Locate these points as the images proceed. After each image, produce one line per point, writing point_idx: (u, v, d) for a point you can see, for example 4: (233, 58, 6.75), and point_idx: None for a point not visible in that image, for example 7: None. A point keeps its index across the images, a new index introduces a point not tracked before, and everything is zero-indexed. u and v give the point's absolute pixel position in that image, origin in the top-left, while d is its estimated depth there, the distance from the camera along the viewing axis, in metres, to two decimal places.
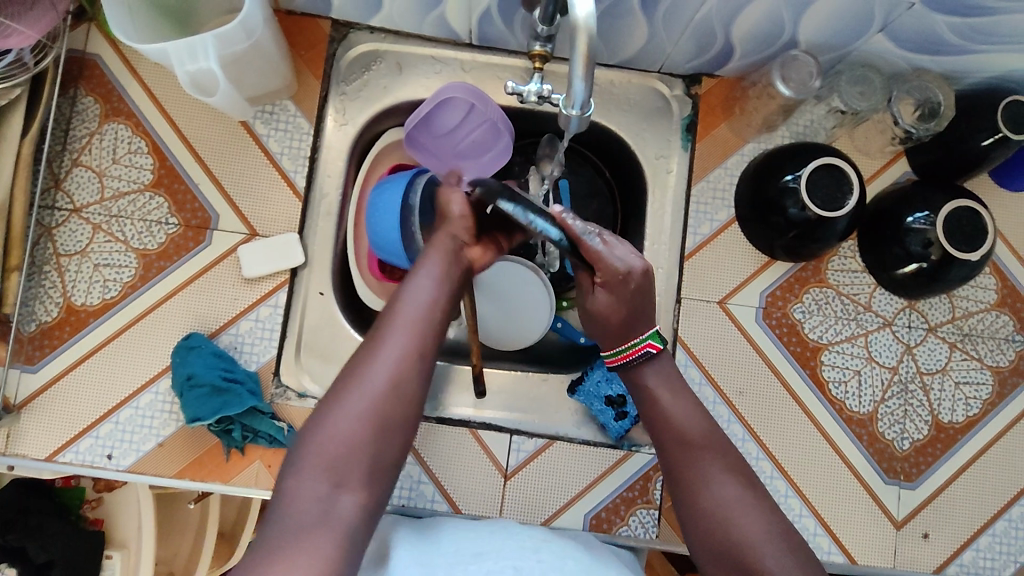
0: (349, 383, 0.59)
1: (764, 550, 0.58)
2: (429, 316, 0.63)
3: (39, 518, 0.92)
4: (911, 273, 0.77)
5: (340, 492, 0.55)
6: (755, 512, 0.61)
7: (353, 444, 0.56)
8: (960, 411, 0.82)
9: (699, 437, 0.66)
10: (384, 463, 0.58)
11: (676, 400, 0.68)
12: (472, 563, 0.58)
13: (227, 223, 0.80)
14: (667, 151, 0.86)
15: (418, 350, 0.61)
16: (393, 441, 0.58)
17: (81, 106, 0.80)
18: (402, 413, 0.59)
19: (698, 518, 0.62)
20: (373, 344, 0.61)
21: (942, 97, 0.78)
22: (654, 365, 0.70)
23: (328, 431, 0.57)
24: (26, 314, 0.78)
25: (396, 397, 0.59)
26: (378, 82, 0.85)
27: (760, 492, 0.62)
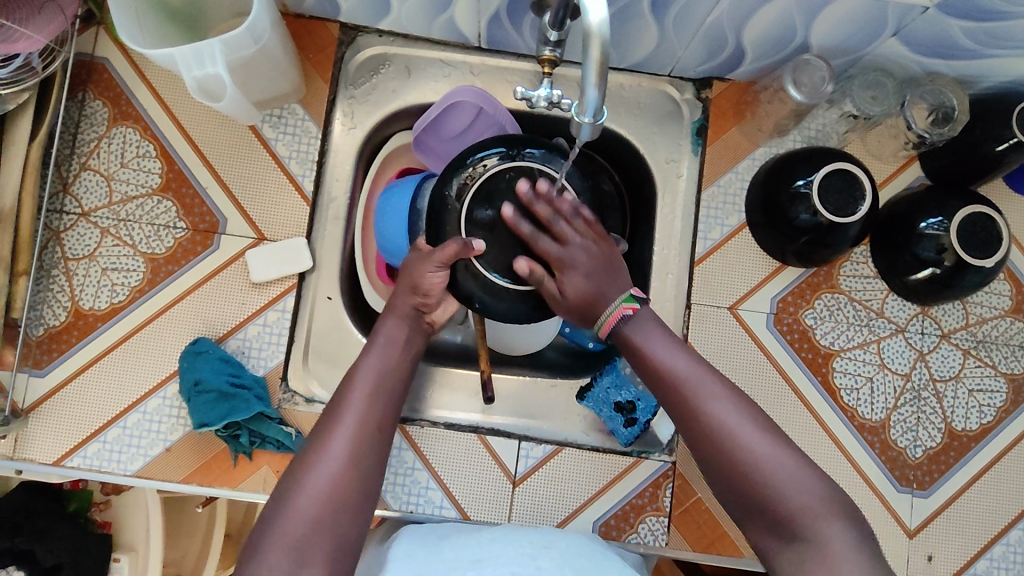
0: (308, 460, 0.58)
1: (767, 469, 0.56)
2: (382, 390, 0.63)
3: (47, 522, 0.93)
4: (924, 279, 0.76)
5: (304, 569, 0.53)
6: (753, 431, 0.58)
7: (315, 519, 0.55)
8: (974, 419, 0.81)
9: (683, 368, 0.62)
10: (348, 540, 0.56)
11: (656, 333, 0.65)
12: (472, 570, 0.57)
13: (235, 227, 0.80)
14: (677, 155, 0.85)
15: (375, 426, 0.61)
16: (353, 518, 0.57)
17: (89, 109, 0.80)
18: (360, 490, 0.58)
19: (697, 447, 0.60)
20: (330, 421, 0.60)
21: (956, 102, 0.76)
22: (632, 323, 0.65)
23: (286, 509, 0.55)
24: (34, 318, 0.78)
25: (356, 473, 0.58)
26: (387, 85, 0.85)
27: (758, 410, 0.60)
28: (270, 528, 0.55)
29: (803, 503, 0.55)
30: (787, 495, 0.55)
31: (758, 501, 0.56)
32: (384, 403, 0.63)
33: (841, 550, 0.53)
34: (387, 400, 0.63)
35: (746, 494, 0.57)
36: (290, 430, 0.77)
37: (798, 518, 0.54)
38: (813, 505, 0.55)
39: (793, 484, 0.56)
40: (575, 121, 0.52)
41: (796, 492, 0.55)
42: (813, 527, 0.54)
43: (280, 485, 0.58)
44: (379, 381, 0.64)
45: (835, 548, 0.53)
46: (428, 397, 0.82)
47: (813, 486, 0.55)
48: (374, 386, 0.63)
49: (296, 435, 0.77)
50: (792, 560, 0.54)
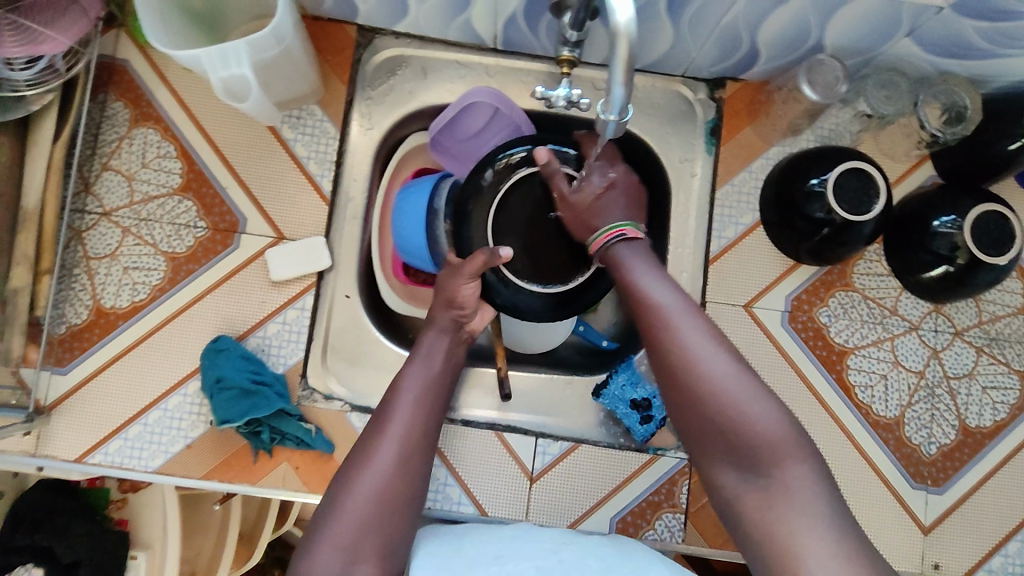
0: (356, 465, 0.61)
1: (732, 399, 0.54)
2: (426, 401, 0.66)
3: (66, 519, 0.94)
4: (937, 277, 0.77)
5: (356, 568, 0.56)
6: (721, 359, 0.56)
7: (366, 520, 0.57)
8: (987, 415, 0.82)
9: (659, 288, 0.60)
10: (396, 539, 0.59)
11: (637, 256, 0.63)
12: (493, 565, 0.57)
13: (255, 226, 0.81)
14: (691, 155, 0.86)
15: (419, 435, 0.64)
16: (402, 520, 0.59)
17: (111, 110, 0.81)
18: (407, 493, 0.60)
19: (661, 372, 0.57)
20: (376, 430, 0.63)
21: (969, 101, 0.77)
22: (629, 244, 0.64)
23: (339, 509, 0.58)
24: (56, 316, 0.78)
25: (403, 478, 0.61)
26: (404, 87, 0.86)
27: (726, 339, 0.57)
28: (323, 526, 0.57)
29: (765, 436, 0.53)
30: (749, 425, 0.53)
31: (720, 432, 0.55)
32: (427, 411, 0.66)
33: (805, 491, 0.52)
34: (431, 408, 0.66)
35: (707, 424, 0.55)
36: (310, 427, 0.78)
37: (758, 450, 0.53)
38: (777, 440, 0.53)
39: (759, 416, 0.54)
40: (600, 118, 0.53)
41: (762, 422, 0.53)
42: (777, 463, 0.53)
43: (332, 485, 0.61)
44: (423, 392, 0.67)
45: (794, 484, 0.52)
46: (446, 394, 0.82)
47: (777, 421, 0.54)
48: (419, 396, 0.66)
49: (316, 432, 0.78)
50: (755, 496, 0.53)
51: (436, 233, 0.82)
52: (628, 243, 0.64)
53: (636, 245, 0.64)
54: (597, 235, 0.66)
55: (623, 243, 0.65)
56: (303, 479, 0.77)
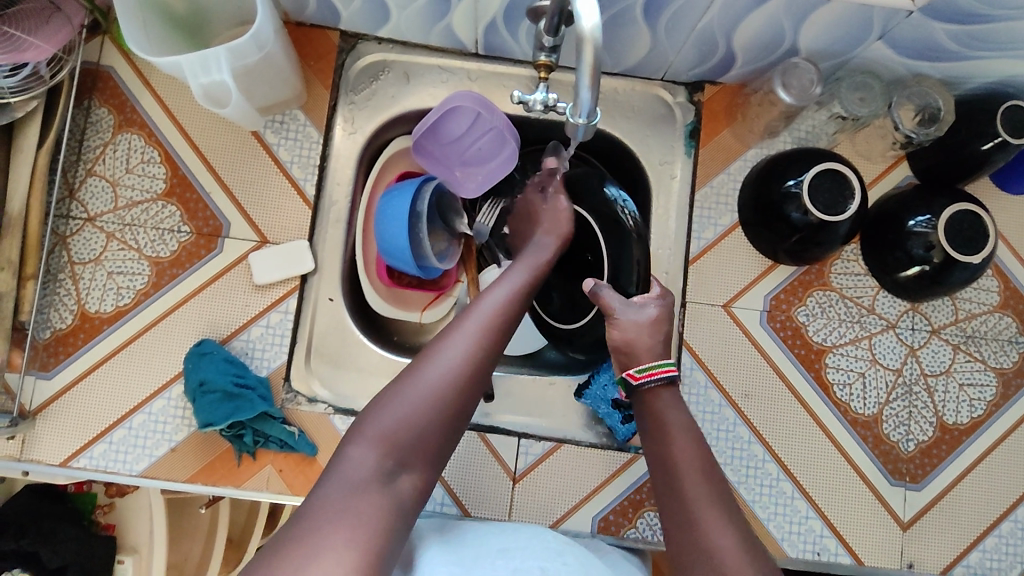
0: (428, 359, 0.60)
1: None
2: (506, 316, 0.65)
3: (52, 524, 0.94)
4: (914, 275, 0.78)
5: (401, 471, 0.56)
6: (752, 560, 0.55)
7: (425, 420, 0.57)
8: (965, 412, 0.83)
9: (702, 472, 0.61)
10: (444, 448, 0.59)
11: (684, 431, 0.64)
12: (499, 558, 0.60)
13: (239, 231, 0.81)
14: (671, 157, 0.87)
15: (497, 346, 0.63)
16: (456, 430, 0.60)
17: (95, 116, 0.82)
18: (472, 394, 0.60)
19: (685, 554, 0.57)
20: (456, 326, 0.63)
21: (942, 102, 0.78)
22: (672, 392, 0.68)
23: (402, 400, 0.57)
24: (41, 322, 0.79)
25: (470, 382, 0.60)
26: (386, 91, 0.87)
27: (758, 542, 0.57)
28: (380, 417, 0.57)
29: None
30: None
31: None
32: (506, 326, 0.65)
33: None
34: (509, 326, 0.65)
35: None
36: (293, 429, 0.78)
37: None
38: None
39: None
40: (571, 121, 0.55)
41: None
42: None
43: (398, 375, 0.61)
44: (508, 306, 0.66)
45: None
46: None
47: None
48: (502, 309, 0.66)
49: (299, 434, 0.78)
50: None
51: (418, 236, 0.86)
52: (670, 403, 0.67)
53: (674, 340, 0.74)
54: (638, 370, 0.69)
55: (674, 421, 0.65)
56: (286, 482, 0.78)
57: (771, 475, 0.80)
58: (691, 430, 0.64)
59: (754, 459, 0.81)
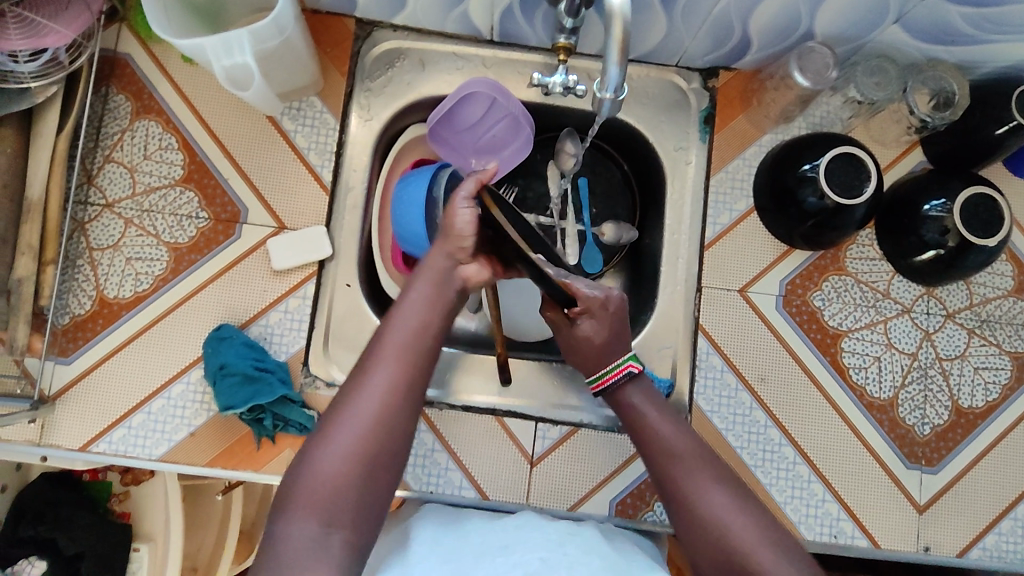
0: (333, 423, 0.59)
1: (761, 557, 0.58)
2: (414, 345, 0.62)
3: (70, 510, 0.95)
4: (928, 260, 0.79)
5: (331, 531, 0.55)
6: (747, 517, 0.60)
7: (344, 479, 0.56)
8: (980, 396, 0.83)
9: (686, 446, 0.65)
10: (373, 498, 0.57)
11: (659, 411, 0.68)
12: (500, 555, 0.62)
13: (257, 216, 0.82)
14: (686, 143, 0.87)
15: (404, 384, 0.60)
16: (383, 474, 0.58)
17: (113, 103, 0.83)
18: (390, 439, 0.59)
19: (689, 524, 0.61)
20: (362, 371, 0.61)
21: (957, 86, 0.79)
22: (636, 383, 0.70)
23: (314, 469, 0.57)
24: (60, 307, 0.79)
25: (385, 428, 0.59)
26: (402, 78, 0.87)
27: (752, 499, 0.62)
28: (298, 487, 0.56)
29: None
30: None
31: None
32: (414, 355, 0.62)
33: None
34: (421, 354, 0.62)
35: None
36: (312, 413, 0.79)
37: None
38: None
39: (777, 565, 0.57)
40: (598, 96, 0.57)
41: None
42: None
43: (308, 441, 0.60)
44: (409, 333, 0.63)
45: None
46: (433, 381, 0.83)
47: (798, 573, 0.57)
48: (404, 341, 0.62)
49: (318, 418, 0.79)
50: None
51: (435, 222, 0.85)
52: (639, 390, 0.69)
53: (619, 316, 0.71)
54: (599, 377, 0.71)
55: (640, 406, 0.68)
56: None
57: (788, 459, 0.81)
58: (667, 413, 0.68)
59: (770, 443, 0.81)
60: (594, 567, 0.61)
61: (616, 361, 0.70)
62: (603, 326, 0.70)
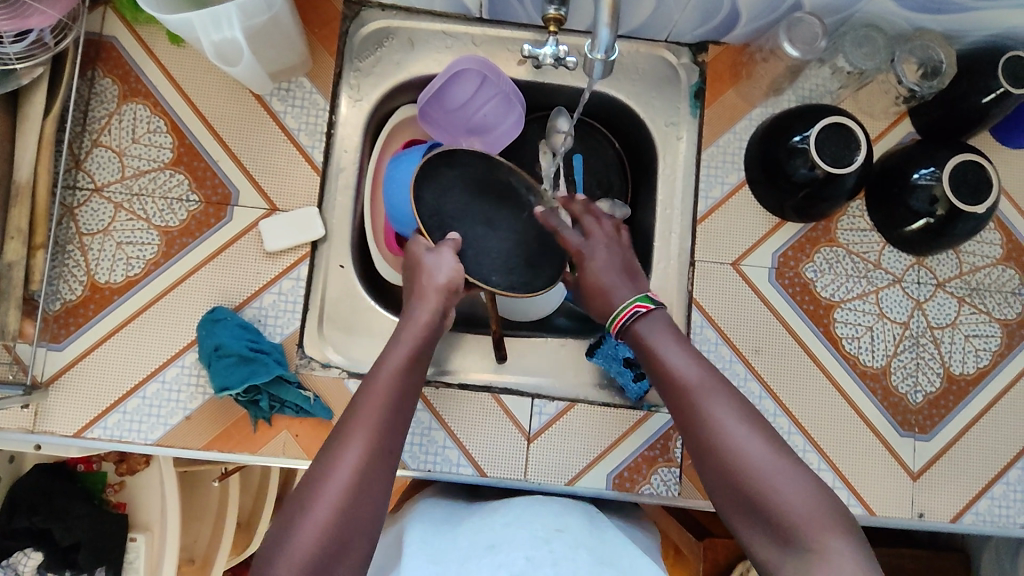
0: (314, 487, 0.57)
1: (767, 476, 0.57)
2: (395, 400, 0.62)
3: (64, 501, 0.95)
4: (919, 229, 0.80)
5: None
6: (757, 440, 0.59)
7: (323, 545, 0.54)
8: (971, 363, 0.84)
9: (694, 376, 0.64)
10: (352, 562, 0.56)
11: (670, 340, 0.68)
12: (487, 555, 0.61)
13: (248, 198, 0.81)
14: (676, 119, 0.88)
15: (383, 442, 0.60)
16: (362, 540, 0.56)
17: (99, 87, 0.82)
18: (371, 496, 0.57)
19: (697, 446, 0.61)
20: (344, 428, 0.60)
21: (944, 56, 0.79)
22: (646, 321, 0.70)
23: (295, 536, 0.55)
24: (51, 293, 0.79)
25: (364, 486, 0.57)
26: (391, 58, 0.87)
27: (761, 422, 0.61)
28: (281, 552, 0.54)
29: (802, 515, 0.55)
30: (783, 501, 0.56)
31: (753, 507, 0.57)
32: (396, 411, 0.62)
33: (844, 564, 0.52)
34: (400, 409, 0.62)
35: (738, 498, 0.58)
36: (309, 394, 0.78)
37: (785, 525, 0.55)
38: (810, 514, 0.55)
39: (788, 486, 0.56)
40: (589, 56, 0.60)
41: (801, 506, 0.55)
42: (815, 537, 0.54)
43: (288, 506, 0.58)
44: (391, 388, 0.63)
45: (834, 562, 0.52)
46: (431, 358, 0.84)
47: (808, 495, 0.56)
48: (385, 394, 0.62)
49: (314, 399, 0.78)
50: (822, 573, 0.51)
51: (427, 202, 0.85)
52: (652, 324, 0.69)
53: (614, 266, 0.76)
54: (614, 317, 0.72)
55: (652, 335, 0.69)
56: (303, 448, 0.78)
57: (783, 429, 0.81)
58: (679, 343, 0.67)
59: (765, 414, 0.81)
60: (582, 563, 0.59)
61: (623, 304, 0.72)
62: (591, 273, 0.76)
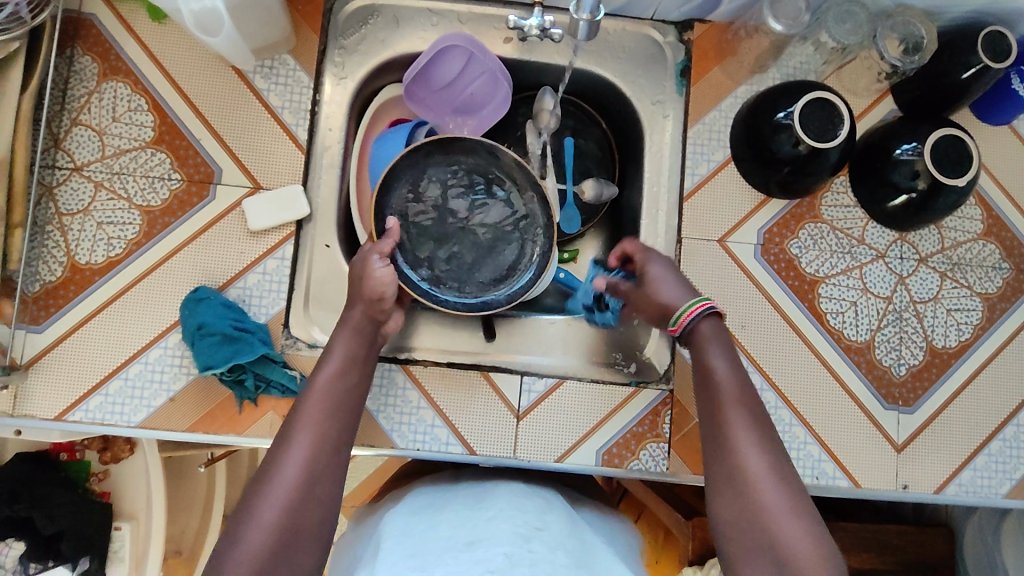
0: (269, 479, 0.59)
1: (783, 520, 0.59)
2: (342, 402, 0.67)
3: (46, 489, 0.92)
4: (901, 204, 0.80)
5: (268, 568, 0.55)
6: (779, 477, 0.61)
7: (286, 522, 0.57)
8: (953, 336, 0.85)
9: (740, 399, 0.66)
10: (308, 536, 0.58)
11: (721, 357, 0.69)
12: (466, 551, 0.60)
13: (231, 177, 0.80)
14: (663, 96, 0.88)
15: (331, 441, 0.63)
16: (313, 543, 0.58)
17: (78, 65, 0.80)
18: (327, 483, 0.61)
19: (721, 468, 0.63)
20: (295, 422, 0.64)
21: (925, 32, 0.80)
22: (709, 323, 0.71)
23: (244, 538, 0.56)
24: (30, 274, 0.77)
25: (321, 472, 0.61)
26: (376, 35, 0.86)
27: (790, 465, 0.63)
28: (244, 525, 0.56)
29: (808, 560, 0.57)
30: (791, 543, 0.57)
31: (764, 549, 0.58)
32: (345, 411, 0.66)
33: None
34: (346, 413, 0.66)
35: (742, 517, 0.60)
36: (294, 373, 0.78)
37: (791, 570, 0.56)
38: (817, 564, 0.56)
39: (795, 524, 0.58)
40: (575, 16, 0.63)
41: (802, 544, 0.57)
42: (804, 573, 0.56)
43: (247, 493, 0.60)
44: (332, 396, 0.66)
45: None
46: (413, 334, 0.84)
47: (811, 536, 0.58)
48: (331, 398, 0.66)
49: (300, 378, 0.78)
50: None
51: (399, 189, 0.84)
52: (712, 333, 0.70)
53: (668, 265, 0.76)
54: (680, 314, 0.71)
55: (707, 336, 0.70)
56: None
57: (769, 404, 0.82)
58: (713, 369, 0.68)
59: None
60: (557, 566, 0.59)
61: (693, 300, 0.72)
62: (653, 273, 0.75)
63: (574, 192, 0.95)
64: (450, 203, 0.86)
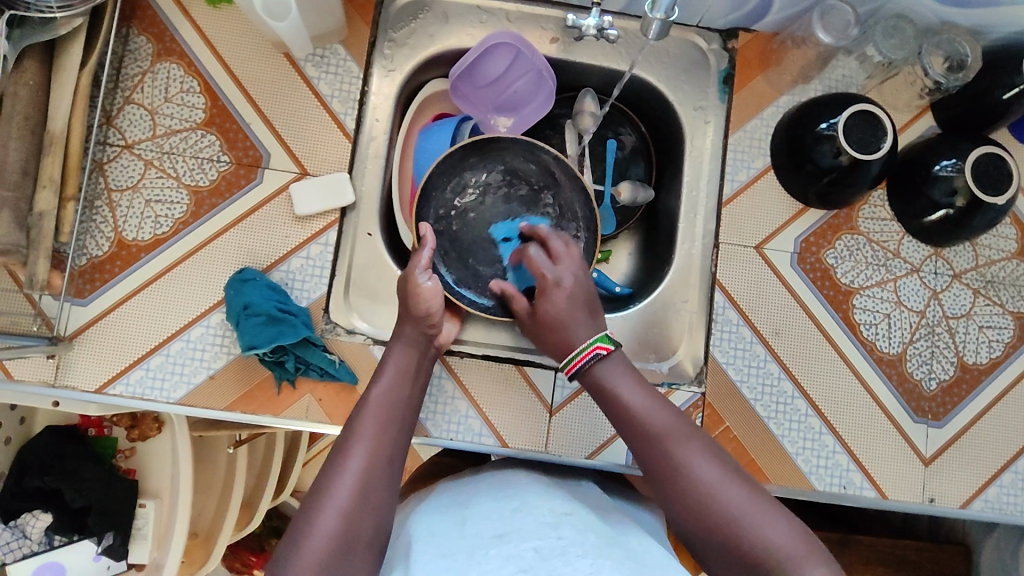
0: (330, 481, 0.59)
1: (751, 524, 0.56)
2: (396, 407, 0.67)
3: (75, 463, 0.95)
4: (938, 219, 0.81)
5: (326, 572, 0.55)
6: (731, 481, 0.58)
7: (347, 528, 0.57)
8: (984, 352, 0.86)
9: (664, 422, 0.63)
10: (364, 541, 0.58)
11: (629, 387, 0.65)
12: (493, 546, 0.60)
13: (278, 162, 0.81)
14: (705, 103, 0.89)
15: (389, 447, 0.63)
16: (368, 550, 0.58)
17: (134, 44, 0.82)
18: (383, 489, 0.60)
19: (672, 495, 0.59)
20: (352, 424, 0.64)
21: (969, 50, 0.81)
22: (605, 366, 0.67)
23: (304, 545, 0.55)
24: (78, 248, 0.78)
25: (379, 477, 0.60)
26: (425, 30, 0.87)
27: (737, 467, 0.60)
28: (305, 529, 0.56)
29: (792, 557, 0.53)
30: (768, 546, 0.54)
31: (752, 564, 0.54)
32: (397, 416, 0.66)
33: None
34: (403, 420, 0.66)
35: (711, 537, 0.57)
36: (333, 358, 0.79)
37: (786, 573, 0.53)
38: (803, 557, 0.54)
39: (766, 524, 0.55)
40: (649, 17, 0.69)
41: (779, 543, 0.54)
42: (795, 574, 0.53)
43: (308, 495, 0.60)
44: (386, 402, 0.67)
45: None
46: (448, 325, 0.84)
47: (786, 533, 0.55)
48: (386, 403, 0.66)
49: (339, 363, 0.79)
50: None
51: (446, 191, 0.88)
52: (610, 369, 0.67)
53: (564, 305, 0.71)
54: (573, 358, 0.68)
55: (605, 377, 0.67)
56: (326, 411, 0.78)
57: (800, 411, 0.83)
58: (622, 407, 0.65)
59: (783, 394, 0.83)
60: (587, 548, 0.58)
61: (584, 343, 0.68)
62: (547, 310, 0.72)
63: (610, 193, 0.97)
64: (493, 205, 0.89)
